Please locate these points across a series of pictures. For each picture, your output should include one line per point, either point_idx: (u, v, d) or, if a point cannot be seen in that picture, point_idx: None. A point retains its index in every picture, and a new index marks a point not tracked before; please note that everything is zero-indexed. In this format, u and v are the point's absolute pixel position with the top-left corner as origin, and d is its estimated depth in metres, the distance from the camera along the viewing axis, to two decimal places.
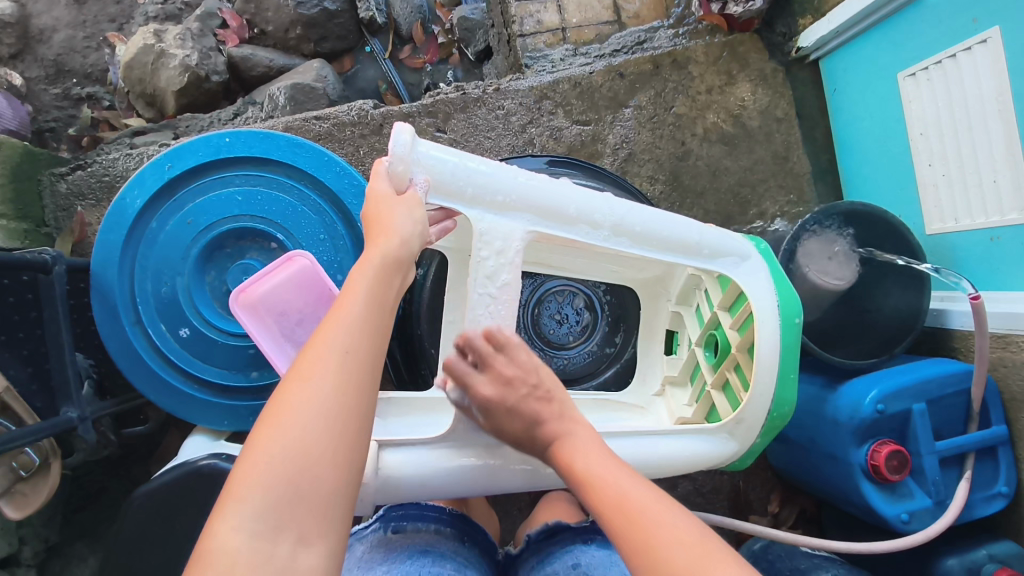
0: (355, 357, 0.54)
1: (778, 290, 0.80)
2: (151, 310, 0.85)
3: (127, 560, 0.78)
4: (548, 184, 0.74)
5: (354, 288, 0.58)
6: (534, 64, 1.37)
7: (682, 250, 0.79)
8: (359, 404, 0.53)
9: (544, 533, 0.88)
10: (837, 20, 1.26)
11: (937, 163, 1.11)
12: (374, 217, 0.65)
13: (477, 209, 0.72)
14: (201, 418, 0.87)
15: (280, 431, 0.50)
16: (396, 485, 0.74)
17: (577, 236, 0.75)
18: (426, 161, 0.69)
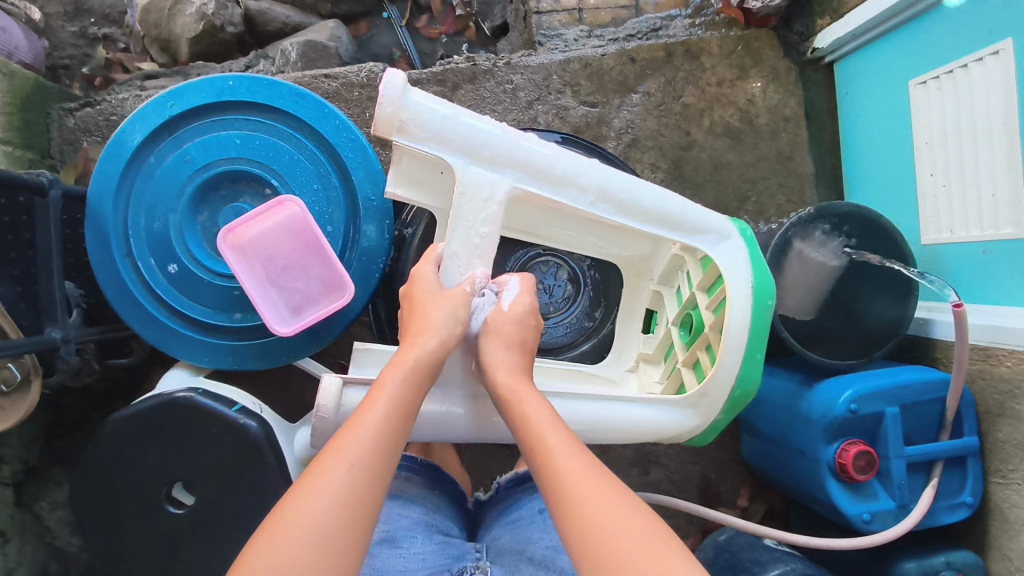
0: (361, 473, 0.58)
1: (754, 273, 0.81)
2: (142, 244, 0.87)
3: (100, 479, 0.81)
4: (535, 145, 0.76)
5: (371, 407, 0.63)
6: (547, 42, 1.37)
7: (664, 224, 0.82)
8: (360, 512, 0.56)
9: (514, 481, 0.94)
10: (854, 22, 1.24)
11: (939, 173, 1.11)
12: (417, 313, 0.74)
13: (462, 158, 0.75)
14: (182, 353, 0.89)
15: (277, 542, 0.53)
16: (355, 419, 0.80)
17: (559, 197, 0.78)
18: (416, 107, 0.73)
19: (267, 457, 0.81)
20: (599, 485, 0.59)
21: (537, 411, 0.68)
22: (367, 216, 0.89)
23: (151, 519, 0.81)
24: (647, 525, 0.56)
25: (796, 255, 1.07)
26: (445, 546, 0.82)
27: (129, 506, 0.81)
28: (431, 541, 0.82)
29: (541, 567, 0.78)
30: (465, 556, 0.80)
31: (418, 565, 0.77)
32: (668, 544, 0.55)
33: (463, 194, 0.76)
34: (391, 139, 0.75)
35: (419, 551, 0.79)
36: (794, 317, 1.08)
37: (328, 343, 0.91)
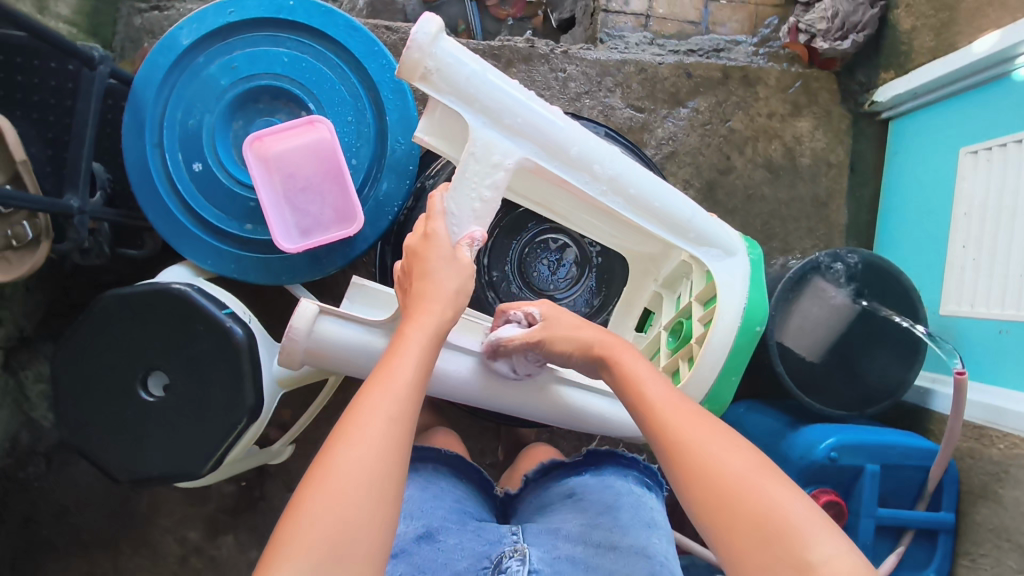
0: (399, 425, 0.57)
1: (749, 293, 0.82)
2: (173, 137, 0.89)
3: (85, 350, 0.83)
4: (557, 121, 0.77)
5: (401, 362, 0.62)
6: (608, 41, 1.37)
7: (672, 228, 0.82)
8: (397, 463, 0.55)
9: (542, 472, 0.91)
10: (916, 80, 1.21)
11: (971, 247, 1.08)
12: (424, 273, 0.71)
13: (480, 119, 0.76)
14: (186, 251, 0.90)
15: (327, 492, 0.51)
16: (327, 348, 0.80)
17: (570, 178, 0.79)
18: (443, 56, 0.73)
19: (245, 364, 0.82)
20: (700, 429, 0.60)
21: (636, 363, 0.71)
22: (393, 158, 0.91)
23: (121, 401, 0.82)
24: (754, 460, 0.57)
25: (812, 304, 1.06)
26: (481, 534, 0.77)
27: (105, 383, 0.83)
28: (466, 530, 0.77)
29: (580, 544, 0.74)
30: (504, 540, 0.75)
31: (460, 555, 0.72)
32: (779, 476, 0.56)
33: (474, 155, 0.76)
34: (413, 85, 0.75)
35: (457, 542, 0.74)
36: (793, 353, 1.06)
37: (329, 273, 0.93)
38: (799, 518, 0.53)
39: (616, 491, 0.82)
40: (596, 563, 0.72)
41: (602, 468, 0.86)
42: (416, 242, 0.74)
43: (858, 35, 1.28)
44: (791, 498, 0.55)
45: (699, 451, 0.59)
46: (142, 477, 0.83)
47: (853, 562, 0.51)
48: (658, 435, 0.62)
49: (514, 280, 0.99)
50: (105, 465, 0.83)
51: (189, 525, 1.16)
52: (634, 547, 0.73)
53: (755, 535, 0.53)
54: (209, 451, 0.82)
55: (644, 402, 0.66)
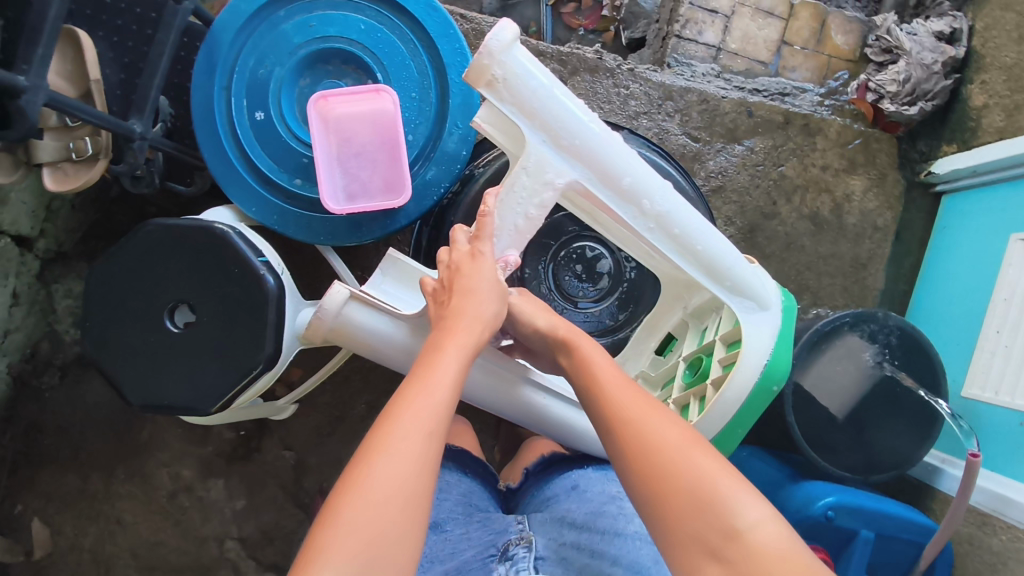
0: (437, 431, 0.59)
1: (774, 351, 0.80)
2: (242, 84, 0.90)
3: (121, 271, 0.84)
4: (613, 148, 0.77)
5: (440, 379, 0.63)
6: (676, 66, 1.37)
7: (708, 271, 0.82)
8: (431, 461, 0.57)
9: (543, 464, 0.93)
10: (979, 157, 1.20)
11: (1004, 333, 1.04)
12: (468, 289, 0.73)
13: (539, 136, 0.77)
14: (234, 195, 0.91)
15: (364, 498, 0.52)
16: (352, 330, 0.81)
17: (615, 207, 0.79)
18: (513, 66, 0.75)
19: (270, 314, 0.83)
20: (647, 413, 0.64)
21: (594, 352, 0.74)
22: (449, 139, 0.92)
23: (147, 327, 0.84)
24: (690, 439, 0.61)
25: (835, 371, 1.05)
26: (488, 522, 0.80)
27: (135, 308, 0.84)
28: (472, 520, 0.80)
29: (584, 530, 0.76)
30: (510, 528, 0.77)
31: (466, 545, 0.76)
32: (714, 454, 0.60)
33: (526, 169, 0.78)
34: (479, 90, 0.76)
35: (463, 532, 0.78)
36: (805, 407, 1.05)
37: (366, 242, 0.94)
38: (728, 489, 0.57)
39: (619, 483, 0.84)
40: (603, 549, 0.73)
41: (603, 465, 0.88)
42: (461, 258, 0.76)
43: (926, 103, 1.27)
44: (722, 472, 0.58)
45: (646, 433, 0.63)
46: (153, 404, 0.85)
47: (778, 530, 0.55)
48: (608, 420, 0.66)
49: (545, 281, 1.00)
50: (120, 386, 0.85)
51: (183, 463, 1.17)
52: (639, 534, 0.75)
53: (687, 503, 0.57)
54: (221, 391, 0.83)
55: (592, 386, 0.70)
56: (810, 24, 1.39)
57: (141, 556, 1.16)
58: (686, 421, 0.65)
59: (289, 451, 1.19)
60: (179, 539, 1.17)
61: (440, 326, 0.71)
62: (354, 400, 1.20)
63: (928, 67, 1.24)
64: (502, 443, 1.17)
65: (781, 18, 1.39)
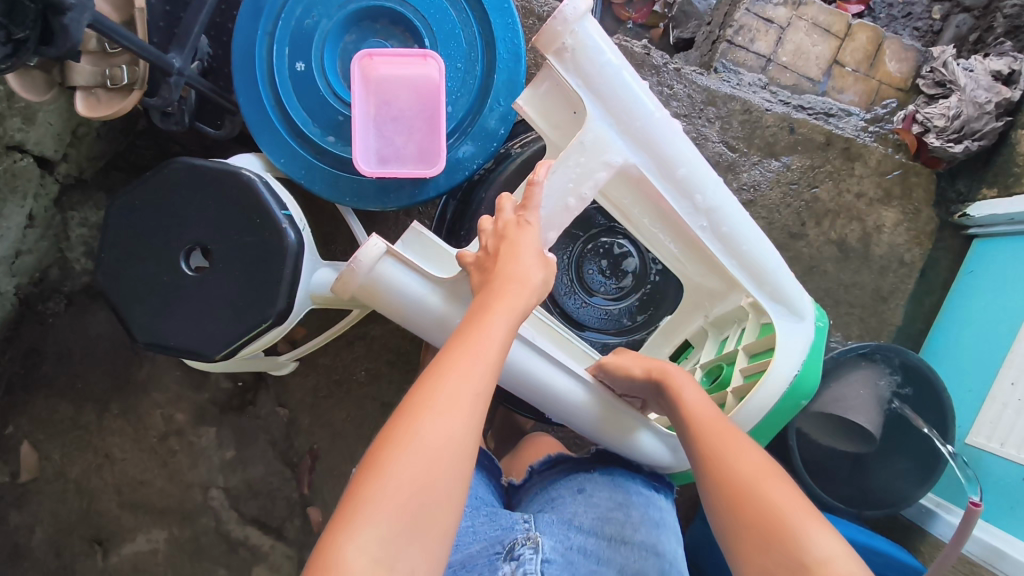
0: (483, 398, 0.58)
1: (804, 362, 0.79)
2: (286, 31, 0.88)
3: (140, 205, 0.83)
4: (673, 135, 0.77)
5: (489, 338, 0.63)
6: (722, 72, 1.34)
7: (750, 272, 0.81)
8: (474, 422, 0.56)
9: (547, 464, 0.91)
10: (1019, 205, 1.16)
11: (1019, 386, 1.01)
12: (510, 257, 0.71)
13: (600, 112, 0.76)
14: (263, 144, 0.89)
15: (416, 452, 0.52)
16: (382, 287, 0.79)
17: (669, 195, 0.79)
18: (584, 36, 0.73)
19: (286, 269, 0.82)
20: (733, 442, 0.67)
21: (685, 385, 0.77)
22: (489, 116, 0.90)
23: (162, 266, 0.83)
24: (771, 470, 0.63)
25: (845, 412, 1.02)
26: (494, 517, 0.78)
27: (151, 244, 0.83)
28: (479, 513, 0.79)
29: (591, 535, 0.76)
30: (516, 526, 0.75)
31: (471, 539, 0.75)
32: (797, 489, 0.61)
33: (582, 144, 0.76)
34: (545, 56, 0.74)
35: (468, 525, 0.77)
36: (811, 435, 1.07)
37: (389, 208, 0.92)
38: (802, 521, 0.57)
39: (625, 492, 0.83)
40: (609, 556, 0.74)
41: (612, 468, 0.86)
42: (509, 228, 0.74)
43: (973, 142, 1.23)
44: (802, 503, 0.59)
45: (727, 459, 0.65)
46: (159, 344, 0.84)
47: (848, 565, 0.54)
48: (695, 447, 0.69)
49: (566, 273, 1.01)
50: (128, 322, 0.84)
51: (178, 407, 1.17)
52: (645, 544, 0.76)
53: (760, 533, 0.58)
54: (229, 339, 0.82)
55: (682, 418, 0.73)
56: (865, 46, 1.36)
57: (125, 493, 1.16)
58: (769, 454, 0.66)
59: (284, 408, 1.19)
60: (164, 481, 1.16)
61: (486, 287, 0.70)
62: (354, 365, 1.19)
63: (981, 105, 1.20)
64: (499, 428, 1.16)
65: (836, 37, 1.36)
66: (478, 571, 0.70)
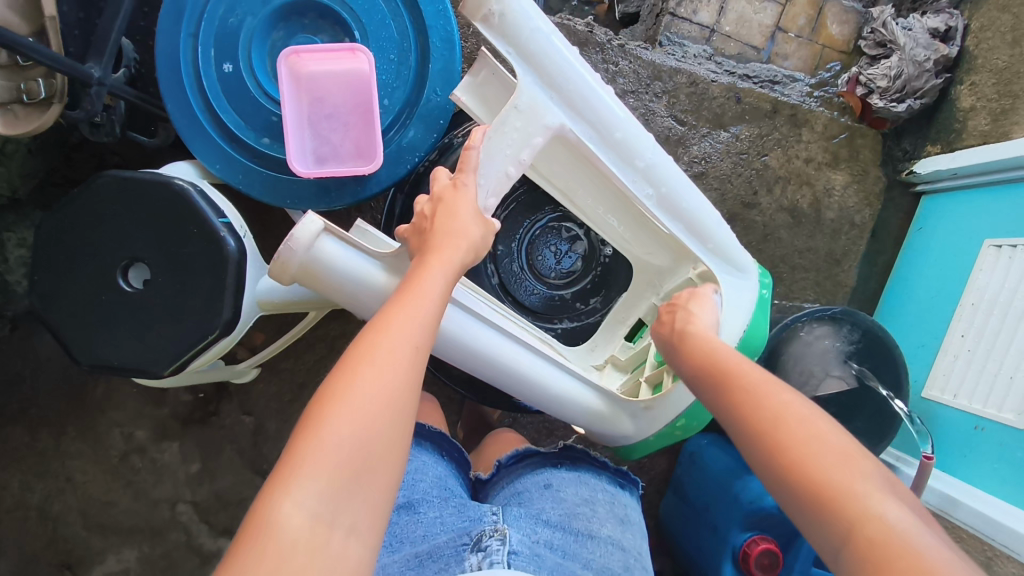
0: (421, 354, 0.58)
1: (752, 317, 0.82)
2: (210, 32, 0.85)
3: (69, 225, 0.80)
4: (609, 100, 0.77)
5: (427, 296, 0.63)
6: (667, 45, 1.34)
7: (691, 232, 0.82)
8: (411, 379, 0.56)
9: (515, 458, 0.90)
10: (962, 160, 1.19)
11: (969, 337, 1.04)
12: (444, 221, 0.71)
13: (533, 78, 0.75)
14: (197, 152, 0.87)
15: (353, 408, 0.52)
16: (322, 268, 0.76)
17: (610, 162, 0.79)
18: (512, 3, 0.72)
19: (229, 276, 0.80)
20: (775, 393, 0.61)
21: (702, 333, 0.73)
22: (425, 107, 0.88)
23: (100, 285, 0.81)
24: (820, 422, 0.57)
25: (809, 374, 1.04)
26: (462, 509, 0.76)
27: (85, 263, 0.81)
28: (448, 505, 0.77)
29: (559, 530, 0.75)
30: (484, 518, 0.73)
31: (439, 530, 0.73)
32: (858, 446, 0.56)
33: (517, 109, 0.75)
34: (473, 24, 0.73)
35: (436, 516, 0.75)
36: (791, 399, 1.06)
37: (335, 208, 0.90)
38: (851, 478, 0.53)
39: (592, 488, 0.85)
40: (576, 550, 0.73)
41: (578, 465, 0.88)
42: (443, 191, 0.75)
43: (915, 101, 1.26)
44: (857, 458, 0.55)
45: (772, 412, 0.59)
46: (102, 365, 0.82)
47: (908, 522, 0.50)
48: (726, 397, 0.63)
49: (517, 260, 1.01)
50: (69, 345, 0.82)
51: (137, 424, 1.15)
52: (611, 538, 0.77)
53: (815, 491, 0.53)
54: (174, 355, 0.80)
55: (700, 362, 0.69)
56: (807, 11, 1.36)
57: (90, 516, 1.14)
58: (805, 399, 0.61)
59: (248, 416, 1.17)
60: (130, 500, 1.15)
61: (422, 250, 0.70)
62: (317, 368, 1.18)
63: (920, 64, 1.22)
64: (466, 420, 1.16)
65: (778, 3, 1.35)
66: (444, 561, 0.67)
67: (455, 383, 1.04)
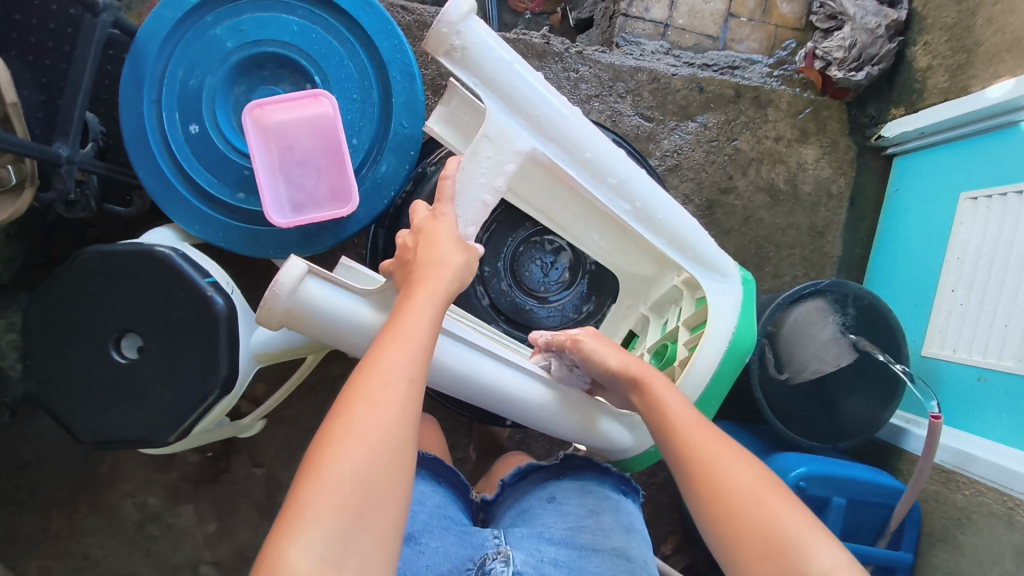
0: (416, 385, 0.58)
1: (739, 321, 0.84)
2: (173, 96, 0.86)
3: (56, 305, 0.81)
4: (577, 123, 0.78)
5: (416, 324, 0.63)
6: (624, 46, 1.35)
7: (671, 241, 0.83)
8: (408, 411, 0.56)
9: (518, 475, 0.91)
10: (927, 119, 1.20)
11: (960, 291, 1.05)
12: (427, 247, 0.72)
13: (500, 107, 0.76)
14: (175, 215, 0.88)
15: (351, 448, 0.52)
16: (309, 310, 0.76)
17: (583, 181, 0.80)
18: (473, 37, 0.73)
19: (221, 336, 0.80)
20: (726, 459, 0.65)
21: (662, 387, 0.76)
22: (394, 141, 0.89)
23: (92, 361, 0.81)
24: (768, 486, 0.62)
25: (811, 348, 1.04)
26: (465, 536, 0.77)
27: (75, 341, 0.81)
28: (449, 533, 0.77)
29: (562, 547, 0.76)
30: (486, 544, 0.76)
31: (444, 560, 0.73)
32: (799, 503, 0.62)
33: (488, 138, 0.77)
34: (438, 59, 0.74)
35: (439, 546, 0.75)
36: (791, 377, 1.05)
37: (319, 251, 0.91)
38: (803, 531, 0.58)
39: (596, 497, 0.84)
40: (580, 567, 0.74)
41: (581, 474, 0.88)
42: (424, 221, 0.75)
43: (873, 67, 1.28)
44: (802, 517, 0.60)
45: (727, 479, 0.63)
46: (106, 440, 0.82)
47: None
48: (682, 462, 0.67)
49: (505, 278, 1.01)
50: (70, 426, 0.82)
51: (149, 491, 1.14)
52: (617, 550, 0.77)
53: (768, 554, 0.58)
54: (177, 420, 0.80)
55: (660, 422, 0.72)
56: None
57: None
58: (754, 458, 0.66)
59: (259, 467, 1.16)
60: (151, 568, 1.14)
61: (409, 279, 0.70)
62: (321, 410, 1.18)
63: (872, 31, 1.25)
64: (476, 442, 1.16)
65: None
66: None
67: (459, 408, 1.04)
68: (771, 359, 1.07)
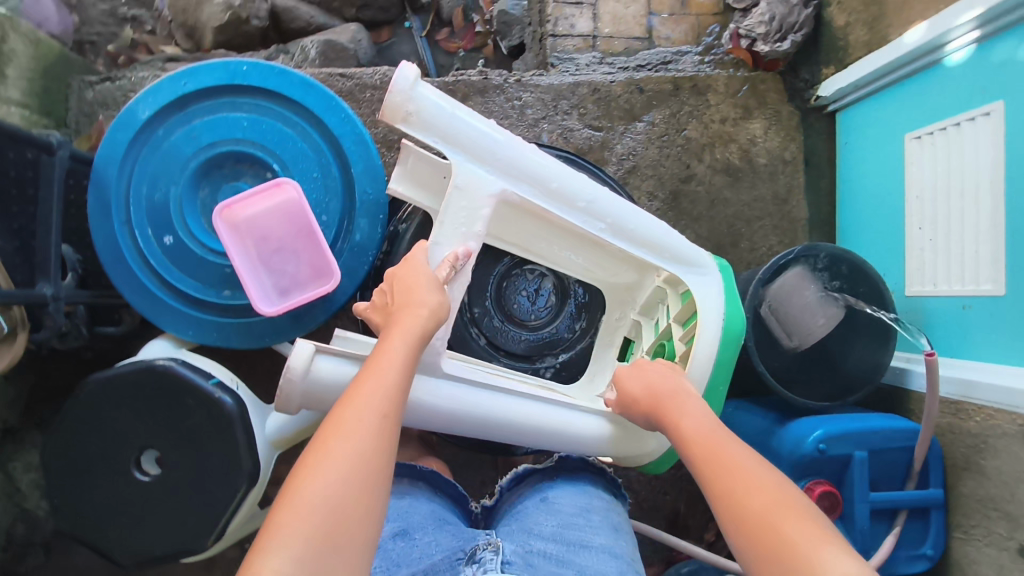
0: (390, 419, 0.61)
1: (726, 306, 0.88)
2: (141, 213, 0.89)
3: (71, 439, 0.82)
4: (536, 157, 0.81)
5: (391, 360, 0.66)
6: (559, 64, 1.40)
7: (645, 246, 0.86)
8: (382, 443, 0.59)
9: (515, 480, 0.92)
10: (857, 72, 1.25)
11: (927, 227, 1.09)
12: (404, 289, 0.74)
13: (463, 158, 0.79)
14: (168, 325, 0.90)
15: (326, 475, 0.55)
16: (324, 388, 0.78)
17: (554, 210, 0.83)
18: (423, 100, 0.76)
19: (238, 433, 0.82)
20: (742, 469, 0.64)
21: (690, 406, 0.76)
22: (362, 208, 0.92)
23: (117, 485, 0.82)
24: (783, 497, 0.60)
25: (801, 314, 1.07)
26: (457, 534, 0.78)
27: (96, 469, 0.82)
28: (441, 531, 0.78)
29: (551, 540, 0.75)
30: (477, 537, 0.76)
31: (435, 550, 0.73)
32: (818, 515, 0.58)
33: (458, 189, 0.80)
34: (396, 127, 0.77)
35: (431, 539, 0.76)
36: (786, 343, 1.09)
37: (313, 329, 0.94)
38: (813, 545, 0.54)
39: (588, 496, 0.88)
40: (568, 557, 0.72)
41: (575, 477, 0.91)
42: (400, 270, 0.79)
43: (795, 35, 1.34)
44: (814, 529, 0.56)
45: (737, 491, 0.62)
46: (146, 558, 0.83)
47: None
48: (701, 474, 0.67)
49: (496, 314, 1.04)
50: (109, 552, 0.83)
51: None
52: (605, 547, 0.76)
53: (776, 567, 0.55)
54: (212, 524, 0.82)
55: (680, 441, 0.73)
56: None
57: None
58: (772, 470, 0.63)
59: None
60: None
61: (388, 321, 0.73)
62: None
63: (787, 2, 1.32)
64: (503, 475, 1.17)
65: None
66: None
67: (480, 448, 1.05)
68: (772, 328, 1.09)
